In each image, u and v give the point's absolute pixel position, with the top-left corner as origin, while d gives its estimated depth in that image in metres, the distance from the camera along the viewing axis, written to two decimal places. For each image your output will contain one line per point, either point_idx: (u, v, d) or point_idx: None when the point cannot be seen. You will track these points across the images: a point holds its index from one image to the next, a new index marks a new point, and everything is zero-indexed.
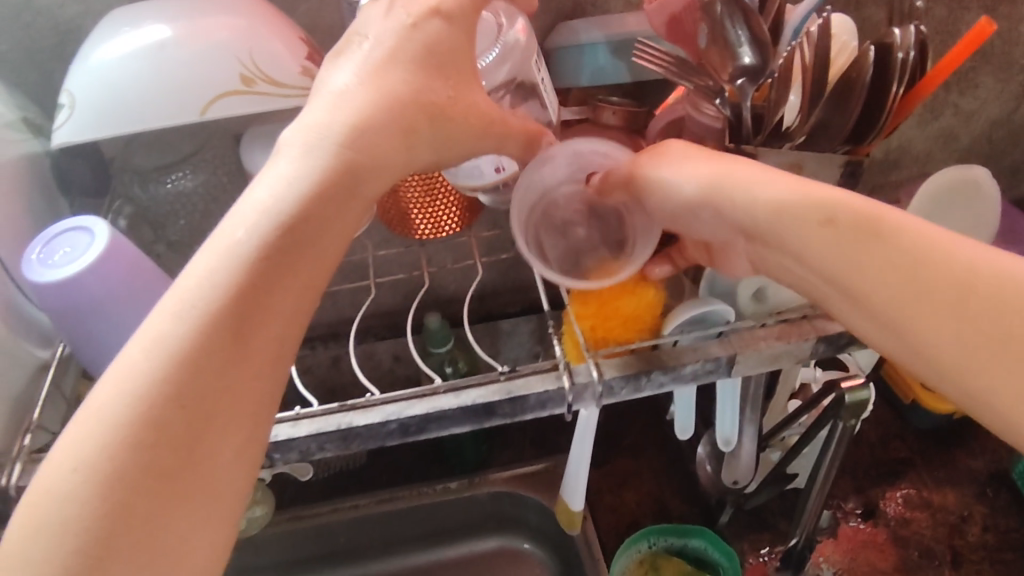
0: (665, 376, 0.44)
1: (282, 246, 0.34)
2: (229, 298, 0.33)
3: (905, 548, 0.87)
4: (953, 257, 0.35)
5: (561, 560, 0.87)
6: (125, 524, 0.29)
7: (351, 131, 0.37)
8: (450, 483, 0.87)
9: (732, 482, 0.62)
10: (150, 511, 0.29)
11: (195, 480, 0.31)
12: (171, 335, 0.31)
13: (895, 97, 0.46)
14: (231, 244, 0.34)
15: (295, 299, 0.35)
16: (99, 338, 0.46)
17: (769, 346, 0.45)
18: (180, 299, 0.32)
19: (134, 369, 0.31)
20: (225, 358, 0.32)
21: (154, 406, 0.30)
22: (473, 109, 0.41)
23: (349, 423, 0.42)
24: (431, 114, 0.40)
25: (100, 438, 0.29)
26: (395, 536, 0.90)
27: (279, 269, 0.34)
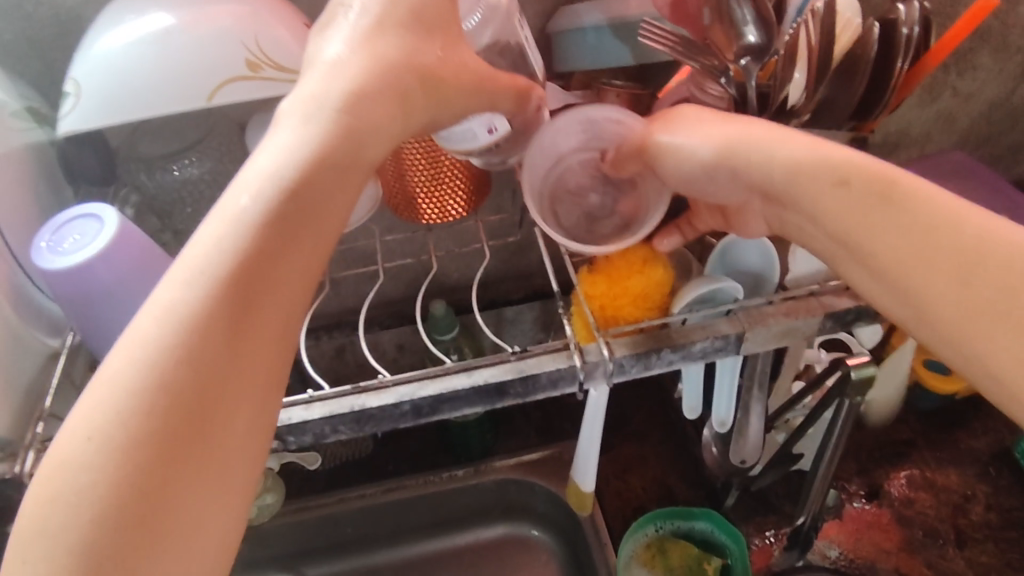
0: (674, 354, 0.44)
1: (288, 209, 0.34)
2: (236, 262, 0.33)
3: (909, 527, 0.88)
4: (963, 226, 0.36)
5: (568, 545, 0.88)
6: (144, 489, 0.29)
7: (350, 96, 0.37)
8: (456, 471, 0.88)
9: (739, 462, 0.63)
10: (166, 474, 0.29)
11: (211, 442, 0.31)
12: (179, 301, 0.32)
13: (900, 72, 0.46)
14: (238, 210, 0.33)
15: (305, 261, 0.34)
16: (110, 325, 0.46)
17: (778, 323, 0.45)
18: (189, 267, 0.32)
19: (146, 339, 0.31)
20: (233, 323, 0.32)
21: (166, 373, 0.30)
22: (464, 68, 0.42)
23: (362, 404, 0.42)
24: (423, 79, 0.40)
25: (114, 403, 0.29)
26: (403, 524, 0.90)
27: (286, 232, 0.34)
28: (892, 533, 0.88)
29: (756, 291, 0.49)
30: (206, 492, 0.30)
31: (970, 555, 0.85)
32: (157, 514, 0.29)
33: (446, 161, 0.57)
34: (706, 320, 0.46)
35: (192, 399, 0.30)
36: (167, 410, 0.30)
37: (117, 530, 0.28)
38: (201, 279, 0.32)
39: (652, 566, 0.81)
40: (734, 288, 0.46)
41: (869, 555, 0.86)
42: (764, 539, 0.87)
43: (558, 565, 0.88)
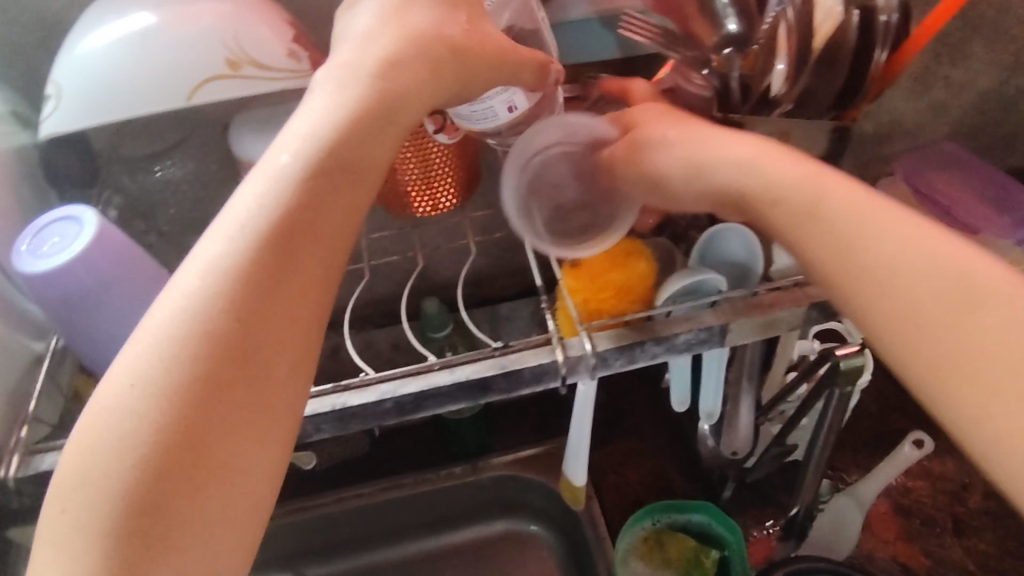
0: (658, 347, 0.44)
1: (325, 167, 0.34)
2: (277, 217, 0.33)
3: (907, 517, 0.88)
4: (882, 247, 0.35)
5: (566, 540, 0.88)
6: (190, 441, 0.29)
7: (383, 64, 0.38)
8: (453, 468, 0.88)
9: (732, 453, 0.63)
10: (208, 427, 0.30)
11: (253, 399, 0.31)
12: (221, 254, 0.32)
13: (877, 62, 0.46)
14: (276, 168, 0.34)
15: (341, 220, 0.35)
16: (94, 326, 0.46)
17: (762, 313, 0.45)
18: (233, 221, 0.33)
19: (190, 289, 0.31)
20: (279, 273, 0.32)
21: (211, 322, 0.31)
22: (488, 40, 0.42)
23: (344, 403, 0.42)
24: (453, 47, 0.40)
25: (161, 355, 0.30)
26: (401, 523, 0.90)
27: (327, 189, 0.34)
28: (890, 524, 0.87)
29: (740, 283, 0.49)
30: (244, 449, 0.30)
31: (968, 544, 0.85)
32: (197, 467, 0.29)
33: (438, 156, 0.56)
34: (690, 311, 0.45)
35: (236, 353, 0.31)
36: (212, 363, 0.30)
37: (157, 481, 0.28)
38: (243, 235, 0.32)
39: (650, 560, 0.81)
40: (717, 279, 0.46)
41: (867, 545, 0.86)
42: (762, 529, 0.86)
43: (556, 560, 0.88)
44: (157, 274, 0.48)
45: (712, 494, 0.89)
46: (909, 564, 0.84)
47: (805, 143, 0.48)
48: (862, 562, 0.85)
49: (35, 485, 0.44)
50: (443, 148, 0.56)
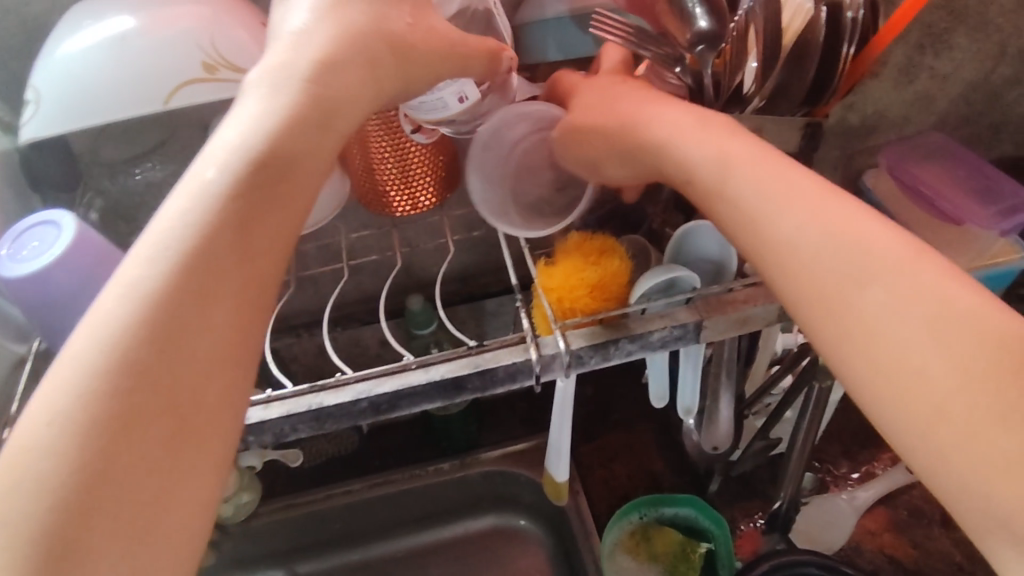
0: (632, 345, 0.45)
1: (268, 164, 0.36)
2: (219, 210, 0.34)
3: (895, 508, 0.88)
4: (772, 225, 0.38)
5: (556, 534, 0.88)
6: (127, 426, 0.30)
7: (314, 67, 0.39)
8: (442, 464, 0.88)
9: (712, 448, 0.63)
10: (148, 411, 0.30)
11: (194, 384, 0.32)
12: (144, 274, 0.32)
13: (844, 60, 0.47)
14: (219, 162, 0.35)
15: (285, 215, 0.36)
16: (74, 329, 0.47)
17: (736, 310, 0.46)
18: (153, 243, 0.33)
19: (111, 316, 0.31)
20: (201, 291, 0.33)
21: (131, 348, 0.31)
22: (430, 33, 0.44)
23: (320, 403, 0.43)
24: (393, 47, 0.43)
25: (101, 345, 0.31)
26: (391, 520, 0.91)
27: (253, 199, 0.35)
28: (877, 515, 0.88)
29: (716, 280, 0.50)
30: (184, 436, 0.31)
31: (956, 535, 0.85)
32: (133, 454, 0.29)
33: (417, 156, 0.57)
34: (664, 309, 0.46)
35: (176, 341, 0.32)
36: (153, 349, 0.31)
37: (95, 466, 0.28)
38: (186, 226, 0.34)
39: (637, 553, 0.82)
40: (691, 277, 0.47)
41: (854, 537, 0.87)
42: (750, 523, 0.87)
43: (545, 554, 0.89)
44: None
45: (700, 487, 0.89)
46: (896, 555, 0.85)
47: (774, 137, 0.51)
48: (849, 554, 0.86)
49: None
50: (422, 147, 0.56)
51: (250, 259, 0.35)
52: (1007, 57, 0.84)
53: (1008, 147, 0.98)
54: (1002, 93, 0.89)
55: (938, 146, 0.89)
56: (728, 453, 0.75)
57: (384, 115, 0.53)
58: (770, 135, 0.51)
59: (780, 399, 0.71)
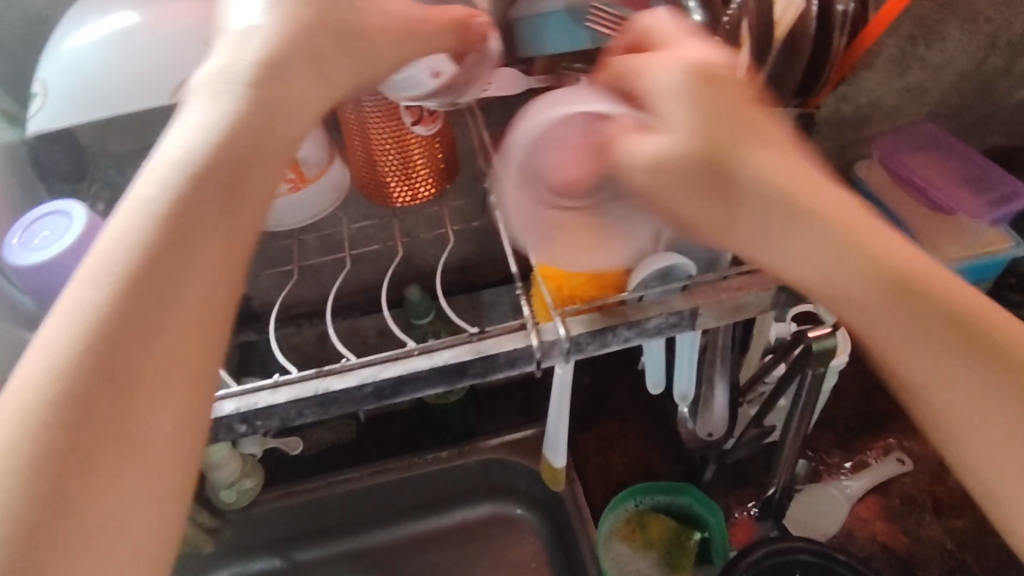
0: (630, 331, 0.46)
1: (210, 174, 0.33)
2: (159, 228, 0.31)
3: (887, 496, 0.90)
4: (850, 262, 0.35)
5: (553, 522, 0.90)
6: (75, 462, 0.27)
7: (260, 66, 0.35)
8: (439, 453, 0.90)
9: (708, 435, 0.65)
10: (88, 447, 0.27)
11: (139, 417, 0.29)
12: (80, 305, 0.29)
13: (835, 50, 0.49)
14: (160, 175, 0.32)
15: (235, 227, 0.33)
16: None
17: (731, 297, 0.47)
18: (90, 269, 0.30)
19: (43, 352, 0.28)
20: (143, 318, 0.30)
21: (67, 387, 0.28)
22: (385, 17, 0.41)
23: (326, 388, 0.44)
24: (343, 37, 0.39)
25: (32, 380, 0.28)
26: (391, 508, 0.92)
27: (198, 215, 0.32)
28: (866, 503, 0.89)
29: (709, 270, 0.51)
30: (143, 461, 0.29)
31: (947, 523, 0.87)
32: (90, 486, 0.27)
33: (418, 147, 0.58)
34: (661, 295, 0.47)
35: (119, 371, 0.29)
36: (88, 383, 0.28)
37: (45, 504, 0.26)
38: (123, 245, 0.30)
39: (633, 541, 0.83)
40: (685, 265, 0.48)
41: (848, 525, 0.88)
42: (744, 511, 0.88)
43: (543, 542, 0.90)
44: None
45: (695, 475, 0.91)
46: (889, 543, 0.86)
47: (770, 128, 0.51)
48: (843, 541, 0.87)
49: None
50: (424, 139, 0.57)
51: (194, 273, 0.31)
52: (997, 49, 0.86)
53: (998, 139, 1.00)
54: (994, 84, 0.91)
55: (932, 135, 0.91)
56: (721, 441, 0.77)
57: (386, 106, 0.54)
58: None
59: (773, 387, 0.72)
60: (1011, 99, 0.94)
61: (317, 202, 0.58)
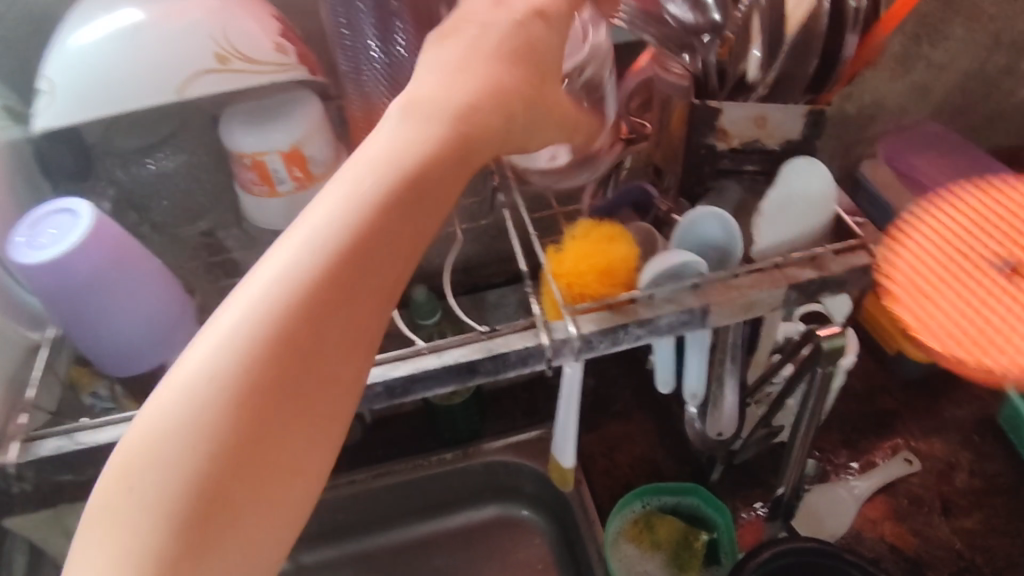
0: (641, 329, 0.46)
1: (354, 243, 0.34)
2: (301, 295, 0.32)
3: (895, 496, 0.89)
4: None
5: (560, 524, 0.89)
6: (218, 498, 0.30)
7: (436, 123, 0.37)
8: (445, 455, 0.89)
9: (717, 434, 0.64)
10: (228, 489, 0.30)
11: (270, 469, 0.31)
12: (263, 307, 0.32)
13: (848, 49, 0.47)
14: (303, 238, 0.33)
15: (370, 300, 0.34)
16: (89, 313, 0.48)
17: (742, 295, 0.47)
18: (276, 277, 0.33)
19: (231, 342, 0.31)
20: (315, 338, 0.33)
21: (249, 376, 0.31)
22: (530, 91, 0.41)
23: None
24: (504, 103, 0.40)
25: (182, 420, 0.30)
26: (397, 511, 0.92)
27: (371, 252, 0.34)
28: (874, 503, 0.89)
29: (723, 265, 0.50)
30: (270, 508, 0.31)
31: (955, 523, 0.86)
32: (226, 526, 0.30)
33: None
34: (673, 293, 0.47)
35: (259, 420, 0.31)
36: (233, 431, 0.30)
37: (202, 509, 0.30)
38: (268, 304, 0.32)
39: (640, 542, 0.83)
40: (699, 263, 0.47)
41: (856, 525, 0.87)
42: (751, 512, 0.88)
43: (550, 544, 0.89)
44: (151, 263, 0.50)
45: (701, 476, 0.90)
46: (898, 544, 0.86)
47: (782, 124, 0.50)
48: (850, 542, 0.86)
49: (35, 468, 0.46)
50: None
51: (332, 341, 0.33)
52: (1000, 49, 0.88)
53: (1001, 140, 1.02)
54: (997, 82, 0.93)
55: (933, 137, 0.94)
56: (729, 440, 0.76)
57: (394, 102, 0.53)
58: (777, 123, 0.50)
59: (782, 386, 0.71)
60: (1012, 99, 0.96)
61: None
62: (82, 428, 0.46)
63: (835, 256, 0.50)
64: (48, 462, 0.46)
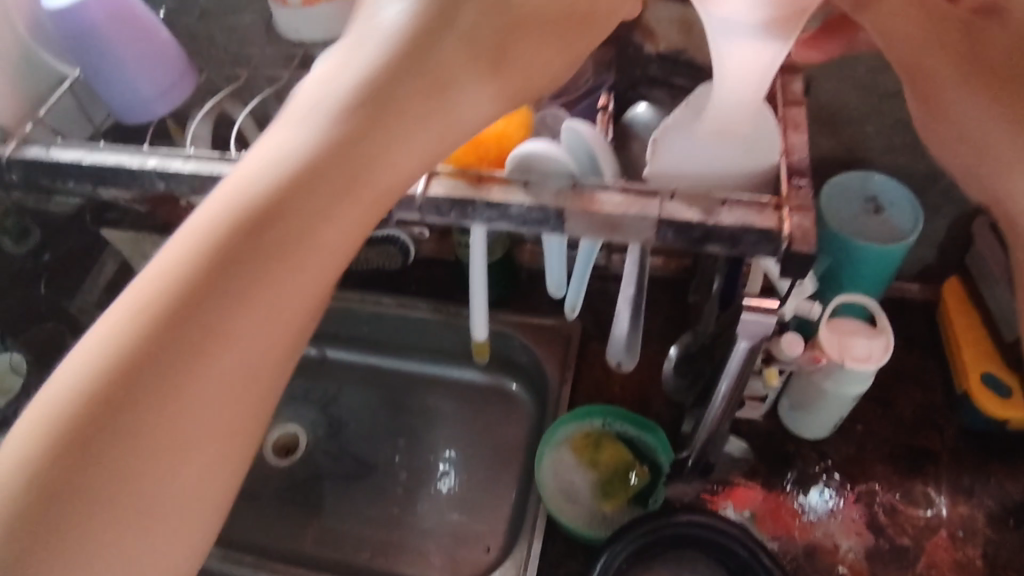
0: (490, 213, 0.47)
1: (158, 338, 0.32)
2: (171, 294, 0.33)
3: (877, 535, 0.86)
4: None
5: (537, 396, 0.99)
6: (515, 27, 0.42)
7: (63, 405, 0.31)
8: (462, 309, 0.99)
9: (615, 365, 0.59)
10: (260, 252, 0.34)
11: (448, 32, 0.39)
12: (181, 246, 0.33)
13: None
14: (182, 242, 0.34)
15: (256, 334, 0.34)
16: (95, 64, 0.61)
17: (601, 212, 0.45)
18: (174, 246, 0.34)
19: (149, 288, 0.33)
20: (179, 357, 0.32)
21: (141, 334, 0.32)
22: (149, 466, 0.31)
23: (219, 171, 0.52)
24: (165, 349, 0.32)
25: (134, 304, 0.32)
26: (411, 341, 1.05)
27: (198, 308, 0.33)
28: (800, 520, 0.87)
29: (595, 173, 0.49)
30: (532, 60, 0.43)
31: None
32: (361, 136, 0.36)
33: None
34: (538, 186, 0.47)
35: (185, 317, 0.33)
36: (439, 58, 0.38)
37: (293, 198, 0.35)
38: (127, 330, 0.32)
39: (582, 454, 0.85)
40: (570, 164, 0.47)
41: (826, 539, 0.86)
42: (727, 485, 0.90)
43: (527, 418, 0.99)
44: (147, 31, 0.62)
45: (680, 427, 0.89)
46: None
47: None
48: (801, 556, 0.85)
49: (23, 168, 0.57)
50: None
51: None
52: None
53: None
54: None
55: None
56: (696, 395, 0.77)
57: None
58: None
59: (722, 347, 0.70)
60: None
61: (326, 22, 0.67)
62: (59, 147, 0.56)
63: (742, 203, 0.46)
64: (32, 166, 0.57)
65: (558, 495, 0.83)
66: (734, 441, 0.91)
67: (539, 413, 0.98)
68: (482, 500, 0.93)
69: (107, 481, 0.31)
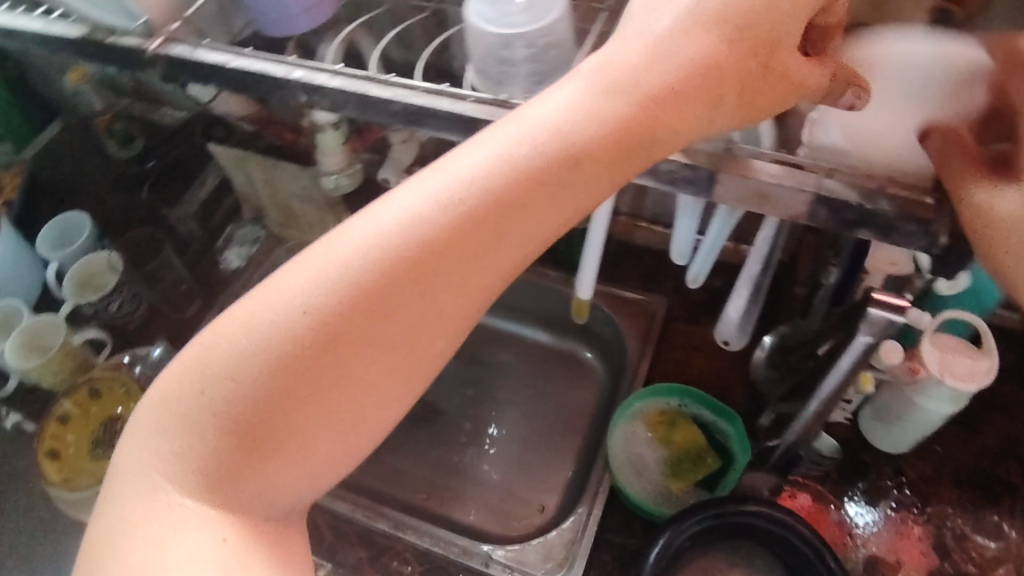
0: (644, 165, 0.48)
1: (354, 309, 0.36)
2: (367, 277, 0.36)
3: (942, 559, 0.83)
4: None
5: (613, 368, 0.98)
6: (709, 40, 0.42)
7: (257, 351, 0.35)
8: (550, 271, 0.98)
9: (724, 342, 0.60)
10: (452, 257, 0.37)
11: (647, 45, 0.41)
12: (387, 229, 0.37)
13: None
14: (370, 237, 0.36)
15: (432, 314, 0.37)
16: None
17: (756, 179, 0.46)
18: (375, 234, 0.36)
19: (337, 269, 0.36)
20: (366, 330, 0.36)
21: (338, 312, 0.36)
22: (337, 411, 0.36)
23: (365, 90, 0.52)
24: (365, 317, 0.36)
25: (339, 270, 0.36)
26: (493, 296, 1.05)
27: (396, 290, 0.36)
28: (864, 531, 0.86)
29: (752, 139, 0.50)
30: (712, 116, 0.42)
31: None
32: (563, 172, 0.38)
33: None
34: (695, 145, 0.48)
35: (375, 306, 0.36)
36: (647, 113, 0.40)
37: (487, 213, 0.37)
38: (320, 293, 0.36)
39: (656, 430, 0.85)
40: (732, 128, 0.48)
41: (884, 554, 0.84)
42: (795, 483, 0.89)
43: (598, 387, 0.99)
44: None
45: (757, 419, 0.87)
46: None
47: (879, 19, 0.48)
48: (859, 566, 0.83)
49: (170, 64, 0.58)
50: None
51: None
52: None
53: None
54: None
55: None
56: (787, 385, 0.76)
57: None
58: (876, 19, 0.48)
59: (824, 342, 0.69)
60: None
61: None
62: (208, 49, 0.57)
63: (900, 191, 0.45)
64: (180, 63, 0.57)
65: (626, 466, 0.83)
66: (826, 439, 0.90)
67: (611, 385, 0.98)
68: (543, 460, 0.93)
69: (299, 437, 0.36)
